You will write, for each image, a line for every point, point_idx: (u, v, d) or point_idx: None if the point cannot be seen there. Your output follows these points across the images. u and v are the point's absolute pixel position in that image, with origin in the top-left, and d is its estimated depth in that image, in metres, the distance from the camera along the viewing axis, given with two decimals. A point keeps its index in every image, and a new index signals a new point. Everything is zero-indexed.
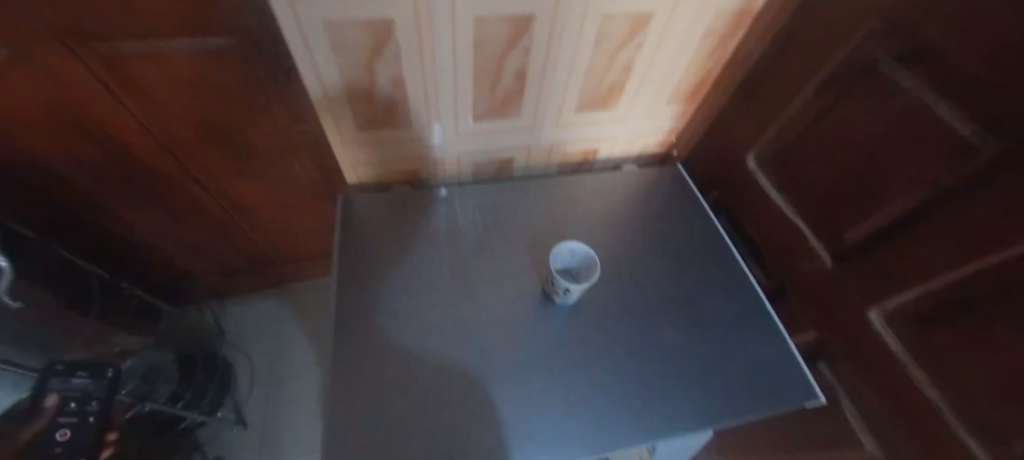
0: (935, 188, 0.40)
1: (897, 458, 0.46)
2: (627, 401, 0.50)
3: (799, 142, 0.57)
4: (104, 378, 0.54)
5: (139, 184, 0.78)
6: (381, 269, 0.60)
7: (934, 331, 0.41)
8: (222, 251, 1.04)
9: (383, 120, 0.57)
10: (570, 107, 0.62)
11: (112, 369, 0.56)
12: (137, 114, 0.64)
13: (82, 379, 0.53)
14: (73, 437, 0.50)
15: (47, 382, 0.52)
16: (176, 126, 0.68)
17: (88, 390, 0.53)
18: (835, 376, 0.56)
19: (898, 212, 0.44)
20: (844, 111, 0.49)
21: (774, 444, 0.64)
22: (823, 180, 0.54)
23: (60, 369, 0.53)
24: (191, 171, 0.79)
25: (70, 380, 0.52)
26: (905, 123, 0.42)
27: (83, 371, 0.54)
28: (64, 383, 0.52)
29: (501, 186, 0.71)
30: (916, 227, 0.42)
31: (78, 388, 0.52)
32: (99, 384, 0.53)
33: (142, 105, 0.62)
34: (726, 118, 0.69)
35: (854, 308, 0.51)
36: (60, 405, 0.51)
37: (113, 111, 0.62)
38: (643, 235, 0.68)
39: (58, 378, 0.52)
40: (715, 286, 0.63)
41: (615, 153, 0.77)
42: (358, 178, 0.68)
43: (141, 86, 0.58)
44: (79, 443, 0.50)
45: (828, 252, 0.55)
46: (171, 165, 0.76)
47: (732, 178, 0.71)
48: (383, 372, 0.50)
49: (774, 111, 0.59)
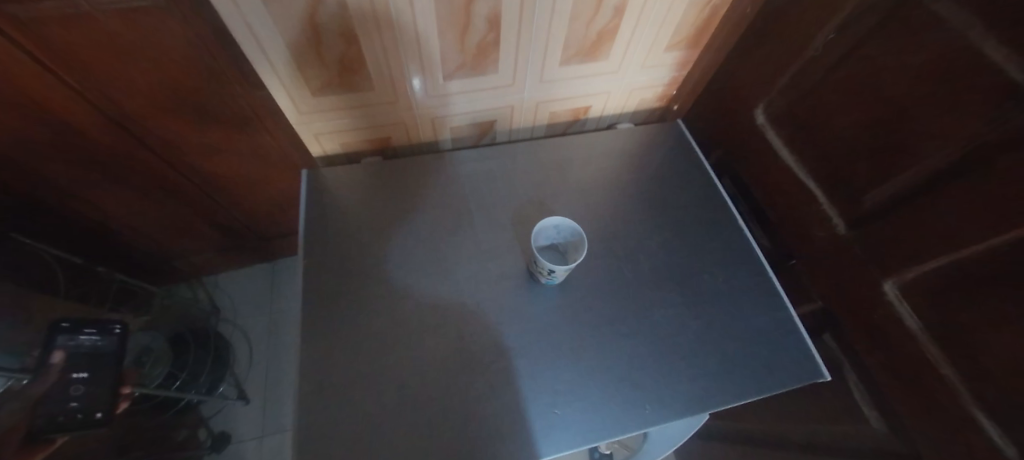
0: (971, 147, 0.34)
1: (906, 431, 0.44)
2: (620, 384, 0.48)
3: (816, 94, 0.49)
4: (112, 334, 0.55)
5: (103, 166, 0.73)
6: (353, 250, 0.55)
7: (953, 307, 0.38)
8: (203, 229, 1.00)
9: (339, 82, 0.50)
10: (555, 60, 0.54)
11: (118, 325, 0.56)
12: (77, 86, 0.57)
13: (89, 336, 0.54)
14: (88, 391, 0.51)
15: (54, 340, 0.52)
16: (122, 98, 0.61)
17: (100, 346, 0.54)
18: (842, 346, 0.53)
19: (924, 174, 0.39)
20: (873, 54, 0.41)
21: (774, 410, 0.64)
22: (842, 138, 0.47)
23: (65, 328, 0.52)
24: (152, 147, 0.73)
25: (77, 337, 0.53)
26: (941, 68, 0.35)
27: (91, 328, 0.54)
28: (71, 340, 0.52)
29: (483, 153, 0.64)
30: (942, 192, 0.37)
31: (87, 344, 0.53)
32: (109, 340, 0.55)
33: (79, 76, 0.55)
34: (734, 67, 0.60)
35: (867, 281, 0.47)
36: (69, 362, 0.51)
37: (45, 87, 0.55)
38: (641, 201, 0.63)
39: (65, 336, 0.52)
40: (716, 256, 0.58)
41: (610, 110, 0.70)
42: (324, 150, 0.62)
43: (67, 55, 0.51)
44: (96, 397, 0.51)
45: (842, 219, 0.49)
46: (128, 142, 0.70)
47: (738, 136, 0.64)
48: (361, 362, 0.47)
49: (788, 57, 0.51)
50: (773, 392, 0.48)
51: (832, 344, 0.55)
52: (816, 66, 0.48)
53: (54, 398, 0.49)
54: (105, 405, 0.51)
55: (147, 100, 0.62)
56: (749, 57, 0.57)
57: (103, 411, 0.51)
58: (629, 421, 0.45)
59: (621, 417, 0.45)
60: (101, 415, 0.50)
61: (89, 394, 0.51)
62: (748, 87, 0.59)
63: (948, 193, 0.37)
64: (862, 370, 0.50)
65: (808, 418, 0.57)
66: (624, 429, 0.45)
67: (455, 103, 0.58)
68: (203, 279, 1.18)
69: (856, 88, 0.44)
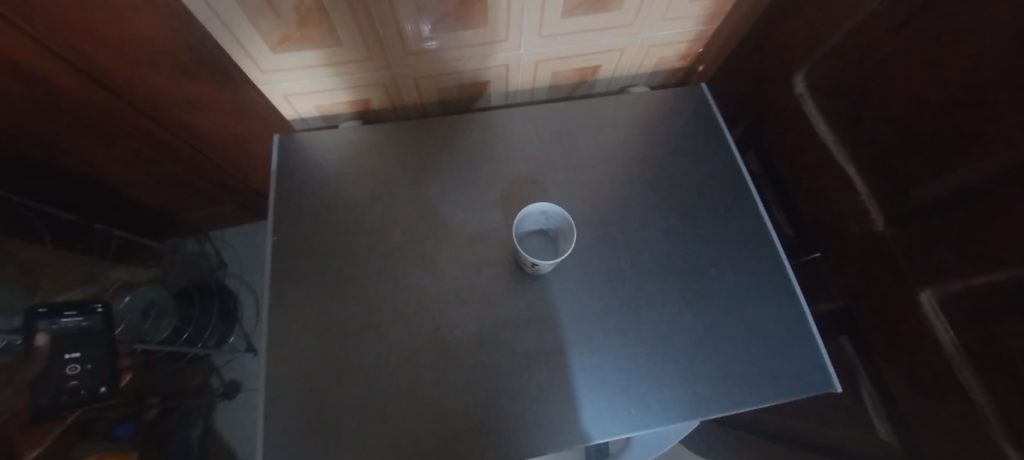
0: None
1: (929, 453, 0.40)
2: (605, 383, 0.44)
3: (873, 59, 0.40)
4: (96, 314, 0.55)
5: (91, 130, 0.70)
6: (330, 226, 0.51)
7: (996, 331, 0.32)
8: (204, 188, 0.98)
9: (300, 37, 0.43)
10: (555, 10, 0.45)
11: (100, 304, 0.55)
12: (60, 49, 0.54)
13: (71, 318, 0.53)
14: (87, 371, 0.53)
15: (35, 326, 0.51)
16: (94, 59, 0.57)
17: (84, 327, 0.54)
18: (862, 351, 0.48)
19: (988, 170, 0.31)
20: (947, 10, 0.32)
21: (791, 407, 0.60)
22: (898, 117, 0.39)
23: (41, 314, 0.51)
24: (145, 113, 0.70)
25: (58, 320, 0.52)
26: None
27: (70, 310, 0.53)
28: (54, 324, 0.52)
29: (474, 118, 0.58)
30: (1005, 196, 0.30)
31: (72, 326, 0.53)
32: (93, 320, 0.54)
33: (58, 36, 0.52)
34: (774, 23, 0.50)
35: (900, 288, 0.41)
36: (53, 345, 0.51)
37: (17, 50, 0.51)
38: (652, 179, 0.56)
39: (45, 321, 0.51)
40: (732, 246, 0.52)
41: (622, 70, 0.61)
42: (298, 113, 0.57)
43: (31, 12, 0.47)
44: (95, 374, 0.53)
45: (883, 214, 0.42)
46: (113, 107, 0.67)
47: (772, 105, 0.54)
48: (336, 348, 0.45)
49: (839, 11, 0.41)
50: (772, 402, 0.44)
51: (850, 348, 0.49)
52: (878, 24, 0.38)
53: (55, 379, 0.51)
54: (108, 380, 0.54)
55: (104, 55, 0.57)
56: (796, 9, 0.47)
57: (107, 385, 0.54)
58: (610, 424, 0.42)
59: (602, 419, 0.43)
60: (105, 390, 0.53)
61: (88, 372, 0.53)
62: (790, 47, 0.49)
63: (1010, 198, 0.29)
64: (883, 380, 0.45)
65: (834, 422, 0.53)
66: (605, 433, 0.42)
67: (438, 61, 0.50)
68: (210, 234, 1.20)
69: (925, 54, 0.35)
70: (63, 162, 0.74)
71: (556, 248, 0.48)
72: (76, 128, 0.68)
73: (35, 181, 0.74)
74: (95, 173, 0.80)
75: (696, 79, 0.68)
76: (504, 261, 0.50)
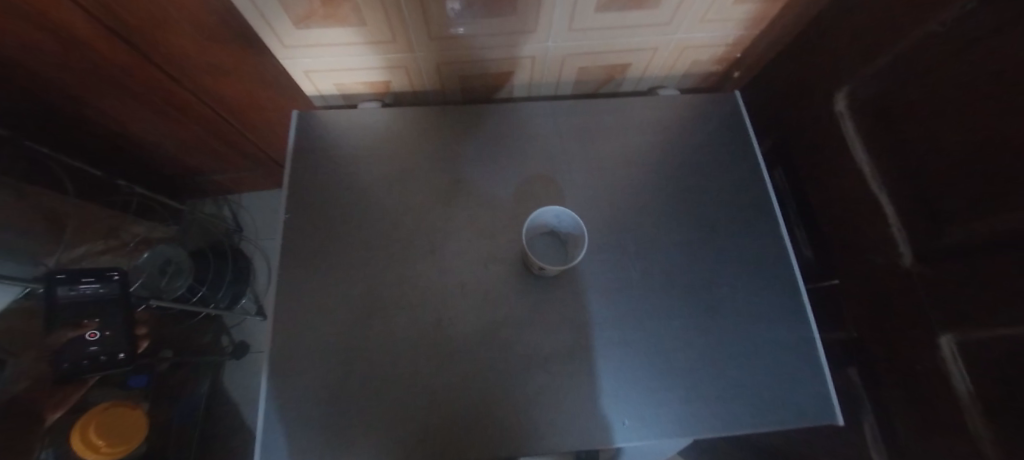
0: None
1: None
2: (599, 391, 0.44)
3: (923, 84, 0.37)
4: (113, 281, 0.57)
5: (121, 92, 0.71)
6: (343, 209, 0.51)
7: (1016, 386, 0.31)
8: (225, 153, 0.99)
9: (324, 14, 0.42)
10: (588, 4, 0.43)
11: (115, 272, 0.57)
12: (93, 11, 0.54)
13: (89, 285, 0.55)
14: (105, 338, 0.56)
15: (54, 291, 0.53)
16: (126, 23, 0.57)
17: (102, 294, 0.56)
18: (868, 385, 0.47)
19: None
20: (1010, 44, 0.29)
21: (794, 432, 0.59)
22: (942, 149, 0.36)
23: (61, 279, 0.53)
24: (173, 76, 0.70)
25: (76, 286, 0.54)
26: None
27: (88, 276, 0.55)
28: (72, 289, 0.54)
29: (496, 108, 0.56)
30: None
31: (89, 293, 0.55)
32: (110, 287, 0.56)
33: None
34: (819, 37, 0.47)
35: (919, 327, 0.39)
36: (78, 308, 0.54)
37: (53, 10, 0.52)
38: (674, 190, 0.54)
39: (64, 286, 0.54)
40: (749, 267, 0.50)
41: (653, 71, 0.58)
42: (318, 90, 0.56)
43: None
44: (114, 341, 0.56)
45: (911, 249, 0.40)
46: (146, 73, 0.68)
47: (809, 120, 0.51)
48: (339, 331, 0.46)
49: (897, 30, 0.38)
50: (769, 427, 0.44)
51: (857, 381, 0.48)
52: (936, 50, 0.35)
53: (77, 343, 0.54)
54: (126, 346, 0.57)
55: (128, 17, 0.56)
56: (848, 20, 0.43)
57: (125, 352, 0.57)
58: (599, 433, 0.42)
59: (592, 426, 0.43)
60: (123, 356, 0.57)
61: (106, 340, 0.56)
62: (836, 60, 0.46)
63: None
64: (889, 416, 0.44)
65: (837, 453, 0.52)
66: (597, 441, 0.42)
67: (462, 48, 0.49)
68: (228, 197, 1.22)
69: (980, 85, 0.32)
70: (93, 119, 0.76)
71: (562, 256, 0.48)
72: (103, 87, 0.69)
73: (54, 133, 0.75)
74: (121, 132, 0.82)
75: (731, 86, 0.65)
76: (513, 260, 0.49)
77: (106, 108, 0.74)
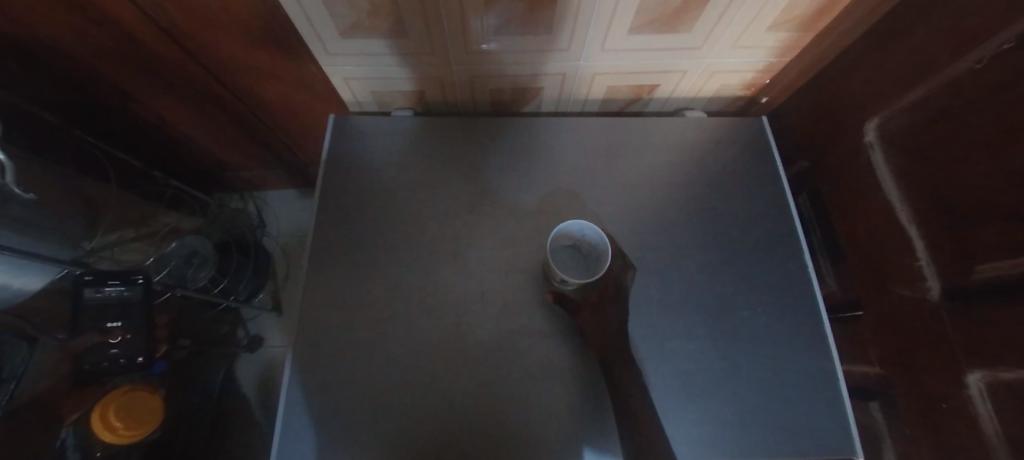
0: None
1: None
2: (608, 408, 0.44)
3: (959, 120, 0.37)
4: (137, 285, 0.59)
5: (166, 89, 0.75)
6: (371, 212, 0.53)
7: None
8: (255, 151, 1.03)
9: (370, 25, 0.44)
10: (623, 26, 0.44)
11: (140, 276, 0.59)
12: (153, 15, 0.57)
13: (115, 287, 0.57)
14: (126, 340, 0.59)
15: (82, 291, 0.56)
16: (182, 27, 0.61)
17: (127, 297, 0.58)
18: (887, 421, 0.46)
19: None
20: None
21: None
22: (977, 184, 0.36)
23: (88, 281, 0.56)
24: (218, 76, 0.74)
25: (102, 289, 0.57)
26: None
27: (114, 279, 0.57)
28: (98, 292, 0.57)
29: (525, 121, 0.58)
30: None
31: (114, 295, 0.58)
32: (134, 291, 0.58)
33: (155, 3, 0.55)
34: (851, 67, 0.48)
35: (947, 364, 0.38)
36: (103, 309, 0.57)
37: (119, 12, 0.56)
38: (696, 211, 0.54)
39: (91, 287, 0.56)
40: (770, 293, 0.50)
41: (681, 92, 0.59)
42: (355, 96, 0.58)
43: None
44: (134, 344, 0.59)
45: (940, 284, 0.39)
46: (194, 73, 0.72)
47: (836, 149, 0.51)
48: (360, 331, 0.47)
49: (933, 66, 0.39)
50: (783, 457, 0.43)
51: (876, 416, 0.47)
52: (972, 87, 0.35)
53: (100, 346, 0.58)
54: (144, 350, 0.60)
55: (186, 20, 0.60)
56: (883, 51, 0.44)
57: (142, 356, 0.60)
58: (609, 452, 0.42)
59: (601, 445, 0.42)
60: (141, 359, 0.60)
61: (127, 343, 0.59)
62: (868, 90, 0.46)
63: None
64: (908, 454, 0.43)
65: None
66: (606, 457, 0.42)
67: (492, 62, 0.51)
68: (254, 194, 1.26)
69: (1017, 123, 0.32)
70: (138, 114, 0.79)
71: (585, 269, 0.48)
72: (151, 84, 0.73)
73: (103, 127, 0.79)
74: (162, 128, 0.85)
75: (757, 111, 0.65)
76: (533, 271, 0.50)
77: (149, 105, 0.78)
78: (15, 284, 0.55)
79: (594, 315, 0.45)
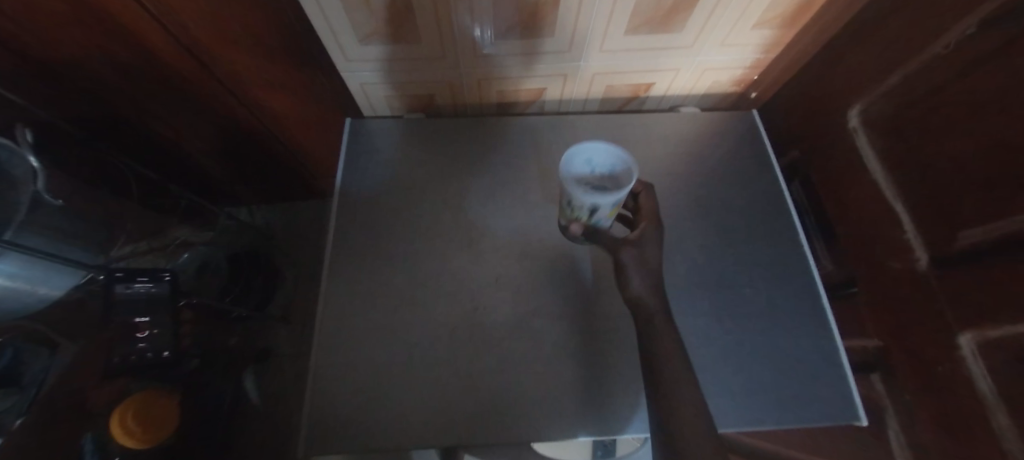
0: None
1: None
2: (642, 379, 0.46)
3: (931, 102, 0.40)
4: (163, 282, 0.64)
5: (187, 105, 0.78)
6: (387, 207, 0.55)
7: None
8: (266, 163, 1.06)
9: (386, 32, 0.48)
10: (620, 27, 0.48)
11: (165, 274, 0.64)
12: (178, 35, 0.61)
13: (143, 284, 0.62)
14: (154, 335, 0.66)
15: (114, 287, 0.60)
16: (203, 42, 0.64)
17: (153, 292, 0.63)
18: (886, 391, 0.47)
19: None
20: (1014, 63, 0.32)
21: None
22: (953, 158, 0.39)
23: (119, 278, 0.60)
24: (231, 89, 0.77)
25: (133, 285, 0.61)
26: None
27: (143, 277, 0.63)
28: (128, 287, 0.62)
29: (530, 120, 0.61)
30: None
31: (143, 290, 0.63)
32: (161, 287, 0.64)
33: (181, 22, 0.59)
34: (831, 60, 0.51)
35: (943, 330, 0.40)
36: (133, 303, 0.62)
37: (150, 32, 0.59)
38: (693, 199, 0.57)
39: (122, 283, 0.61)
40: (765, 273, 0.53)
41: (675, 90, 0.63)
42: (371, 101, 0.62)
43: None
44: (158, 339, 0.67)
45: (927, 253, 0.42)
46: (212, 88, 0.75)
47: (823, 135, 0.55)
48: (381, 318, 0.49)
49: (908, 52, 0.42)
50: (787, 425, 0.45)
51: (877, 388, 0.48)
52: (941, 69, 0.39)
53: (129, 340, 0.65)
54: (167, 346, 0.68)
55: (206, 36, 0.63)
56: (860, 42, 0.47)
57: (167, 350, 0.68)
58: (621, 424, 0.44)
59: (628, 414, 0.45)
60: (165, 353, 0.68)
61: (153, 338, 0.66)
62: (849, 79, 0.50)
63: None
64: (906, 419, 0.44)
65: None
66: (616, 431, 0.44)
67: (497, 66, 0.54)
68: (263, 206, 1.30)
69: (985, 100, 0.35)
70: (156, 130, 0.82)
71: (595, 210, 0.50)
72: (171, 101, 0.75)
73: (131, 146, 0.82)
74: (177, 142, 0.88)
75: (747, 106, 0.69)
76: (545, 257, 0.53)
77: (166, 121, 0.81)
78: (42, 290, 0.61)
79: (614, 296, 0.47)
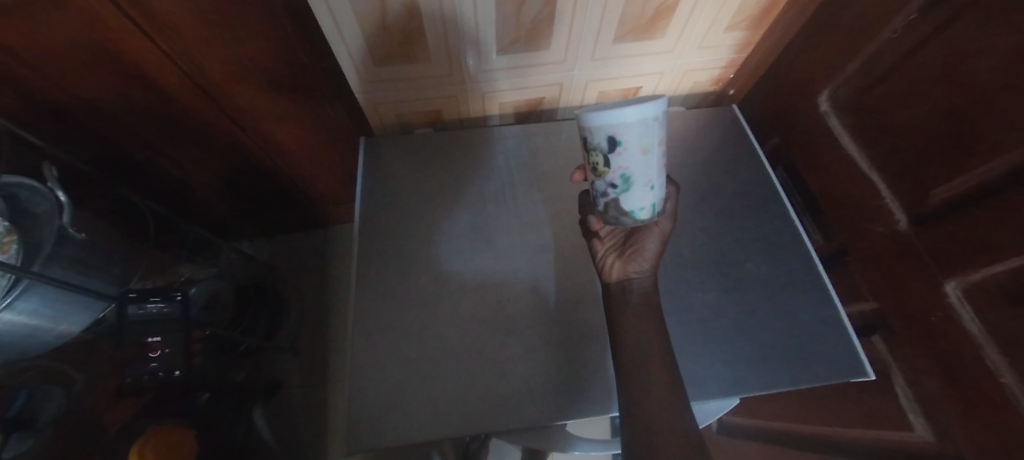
0: None
1: (946, 438, 0.43)
2: (611, 367, 0.49)
3: (890, 80, 0.46)
4: (174, 301, 0.68)
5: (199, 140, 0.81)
6: (407, 215, 0.59)
7: (1007, 318, 0.35)
8: (273, 194, 1.09)
9: (400, 53, 0.53)
10: (608, 37, 0.54)
11: (176, 294, 0.69)
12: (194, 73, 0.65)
13: (155, 304, 0.66)
14: (165, 354, 0.66)
15: (127, 309, 0.63)
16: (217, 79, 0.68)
17: (165, 312, 0.67)
18: (888, 349, 0.50)
19: (994, 173, 0.36)
20: (956, 38, 0.37)
21: (813, 412, 0.62)
22: (916, 127, 0.43)
23: (133, 298, 0.64)
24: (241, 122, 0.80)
25: (145, 305, 0.65)
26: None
27: (154, 297, 0.66)
28: (141, 308, 0.65)
29: (532, 127, 0.66)
30: (1009, 192, 0.34)
31: (155, 310, 0.66)
32: (172, 306, 0.68)
33: (200, 61, 0.63)
34: (796, 54, 0.58)
35: (927, 282, 0.43)
36: (146, 323, 0.65)
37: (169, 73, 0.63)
38: (684, 189, 0.63)
39: (134, 304, 0.64)
40: (760, 249, 0.59)
41: (661, 92, 0.69)
42: (382, 120, 0.66)
43: (188, 39, 0.59)
44: (170, 359, 0.66)
45: (907, 215, 0.46)
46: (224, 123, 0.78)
47: (799, 121, 0.60)
48: (409, 318, 0.52)
49: (863, 40, 0.48)
50: (781, 388, 0.50)
51: (879, 347, 0.52)
52: (894, 51, 0.44)
53: (141, 359, 0.64)
54: (178, 364, 0.67)
55: (220, 73, 0.67)
56: (821, 36, 0.53)
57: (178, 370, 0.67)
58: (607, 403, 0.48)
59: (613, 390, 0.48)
60: (176, 372, 0.67)
61: (166, 356, 0.66)
62: (815, 70, 0.56)
63: (1013, 199, 0.34)
64: (909, 371, 0.47)
65: (849, 418, 0.55)
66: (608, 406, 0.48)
67: (499, 79, 0.59)
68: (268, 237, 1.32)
69: (936, 74, 0.40)
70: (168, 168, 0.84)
71: (638, 215, 0.42)
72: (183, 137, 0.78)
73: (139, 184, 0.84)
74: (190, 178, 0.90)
75: (728, 102, 0.75)
76: (557, 251, 0.57)
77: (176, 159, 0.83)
78: (61, 327, 0.60)
79: (614, 269, 0.48)
